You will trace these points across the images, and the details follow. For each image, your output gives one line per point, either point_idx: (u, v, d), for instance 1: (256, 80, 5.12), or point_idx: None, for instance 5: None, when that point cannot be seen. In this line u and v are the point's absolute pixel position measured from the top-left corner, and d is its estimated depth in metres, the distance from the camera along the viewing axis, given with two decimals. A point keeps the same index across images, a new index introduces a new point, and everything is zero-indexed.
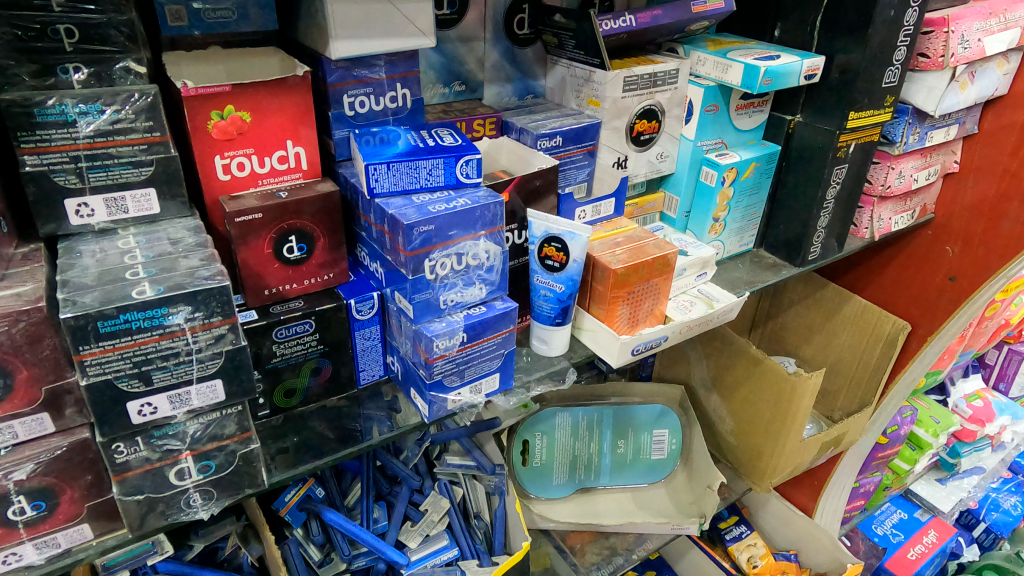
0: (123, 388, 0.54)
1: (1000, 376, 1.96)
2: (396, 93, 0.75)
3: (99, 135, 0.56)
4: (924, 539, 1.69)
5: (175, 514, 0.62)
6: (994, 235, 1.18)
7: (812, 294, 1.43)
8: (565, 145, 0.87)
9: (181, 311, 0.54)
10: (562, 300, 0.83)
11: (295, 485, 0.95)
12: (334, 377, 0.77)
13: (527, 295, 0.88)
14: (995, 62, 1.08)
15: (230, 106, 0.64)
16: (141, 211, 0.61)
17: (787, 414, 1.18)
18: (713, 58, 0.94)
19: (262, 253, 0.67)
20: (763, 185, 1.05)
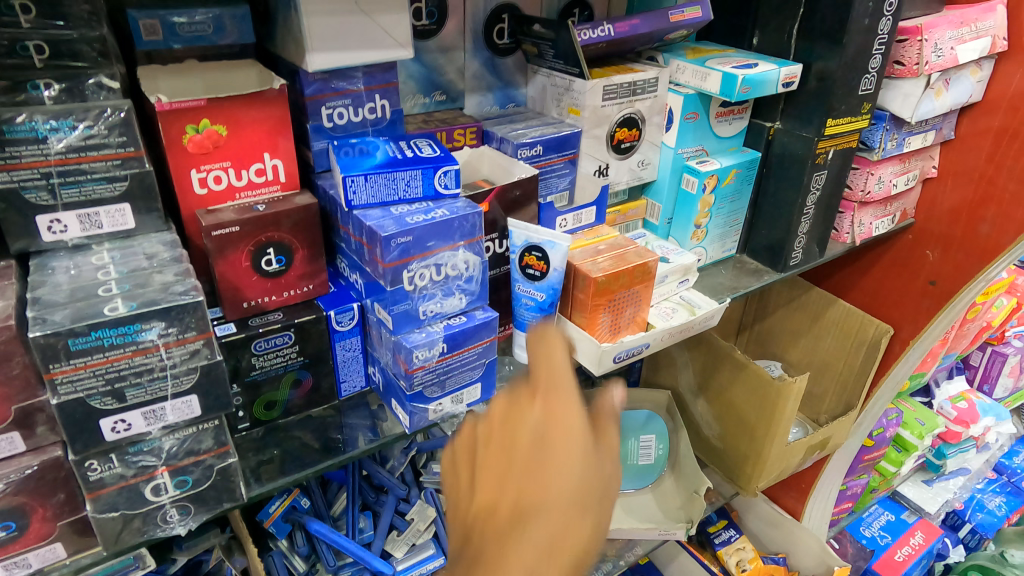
0: (96, 405, 0.53)
1: (984, 377, 1.98)
2: (374, 104, 0.75)
3: (71, 151, 0.56)
4: (911, 541, 1.71)
5: (151, 531, 0.62)
6: (973, 238, 1.20)
7: (797, 298, 1.43)
8: (546, 154, 0.87)
9: (155, 327, 0.53)
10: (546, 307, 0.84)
11: (279, 496, 0.94)
12: (315, 389, 0.76)
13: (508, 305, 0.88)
14: (969, 70, 1.10)
15: (206, 120, 0.64)
16: (115, 226, 0.61)
17: (773, 418, 1.19)
18: (692, 66, 0.94)
19: (239, 266, 0.67)
20: (744, 191, 1.06)
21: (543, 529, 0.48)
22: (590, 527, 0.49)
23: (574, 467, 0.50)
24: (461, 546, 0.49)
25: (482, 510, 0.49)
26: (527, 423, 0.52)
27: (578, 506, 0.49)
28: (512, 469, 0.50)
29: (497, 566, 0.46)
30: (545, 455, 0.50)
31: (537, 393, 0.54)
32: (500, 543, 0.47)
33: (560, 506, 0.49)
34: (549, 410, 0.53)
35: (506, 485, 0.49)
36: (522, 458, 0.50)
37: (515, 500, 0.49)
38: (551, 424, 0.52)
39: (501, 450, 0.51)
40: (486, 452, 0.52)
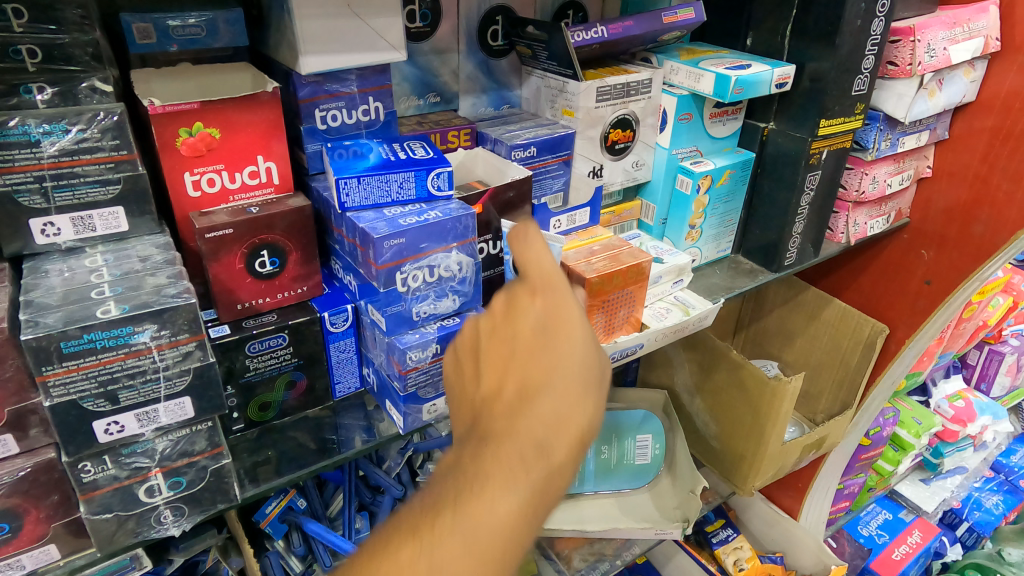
0: (89, 407, 0.54)
1: (982, 376, 1.98)
2: (368, 106, 0.76)
3: (64, 154, 0.56)
4: (908, 539, 1.71)
5: (145, 532, 0.62)
6: (967, 238, 1.20)
7: (793, 298, 1.44)
8: (540, 155, 0.87)
9: (147, 330, 0.54)
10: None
11: (276, 497, 0.94)
12: (310, 390, 0.77)
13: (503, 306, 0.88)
14: (962, 70, 1.11)
15: (199, 123, 0.64)
16: (109, 228, 0.61)
17: (768, 417, 1.20)
18: (686, 67, 0.95)
19: (233, 268, 0.67)
20: (738, 192, 1.06)
21: (548, 404, 0.48)
22: (593, 405, 0.50)
23: (574, 351, 0.51)
24: (470, 429, 0.50)
25: (491, 390, 0.51)
26: (527, 317, 0.53)
27: (579, 381, 0.50)
28: (517, 354, 0.51)
29: (506, 441, 0.47)
30: (547, 339, 0.51)
31: (534, 287, 0.54)
32: (508, 420, 0.48)
33: (565, 386, 0.49)
34: (546, 303, 0.53)
35: (511, 370, 0.51)
36: (524, 344, 0.52)
37: (519, 382, 0.50)
38: (551, 316, 0.52)
39: (504, 340, 0.53)
40: (491, 342, 0.54)
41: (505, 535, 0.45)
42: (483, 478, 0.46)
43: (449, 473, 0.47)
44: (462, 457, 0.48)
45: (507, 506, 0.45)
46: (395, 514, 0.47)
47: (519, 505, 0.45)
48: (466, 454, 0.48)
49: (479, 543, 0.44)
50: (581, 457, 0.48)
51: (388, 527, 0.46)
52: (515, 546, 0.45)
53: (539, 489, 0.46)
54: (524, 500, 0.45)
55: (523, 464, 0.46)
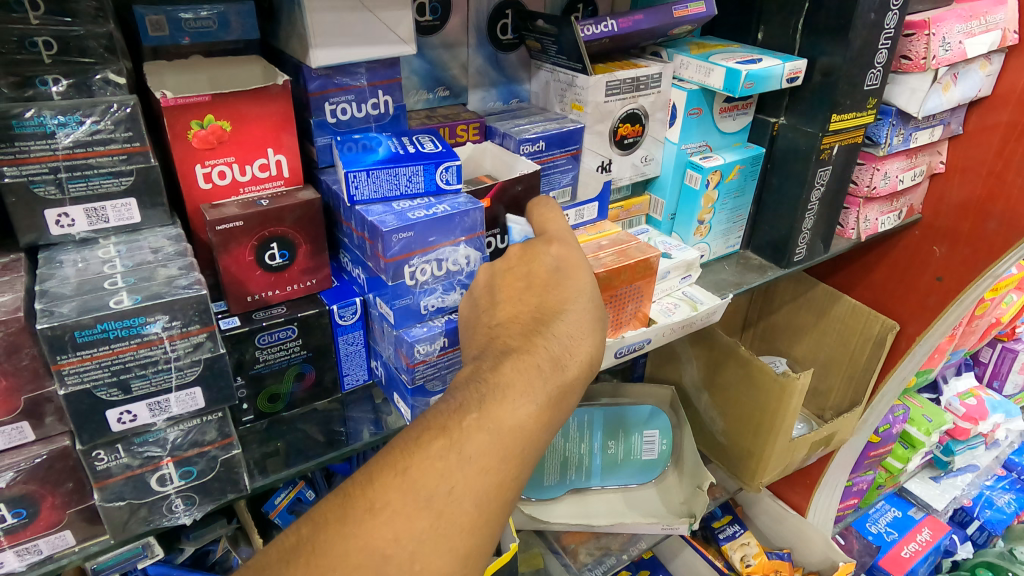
0: (102, 396, 0.55)
1: (994, 374, 1.96)
2: (377, 100, 0.76)
3: (78, 146, 0.57)
4: (917, 537, 1.70)
5: (157, 520, 0.63)
6: (980, 234, 1.19)
7: (802, 294, 1.43)
8: (548, 150, 0.87)
9: (159, 321, 0.54)
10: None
11: (284, 488, 0.95)
12: (318, 382, 0.78)
13: None
14: (978, 64, 1.09)
15: (211, 116, 0.65)
16: (121, 220, 0.62)
17: (775, 413, 1.19)
18: (695, 61, 0.94)
19: (243, 260, 0.68)
20: (748, 187, 1.06)
21: (561, 328, 0.59)
22: (596, 342, 0.61)
23: (583, 292, 0.63)
24: (491, 348, 0.58)
25: (509, 318, 0.62)
26: (545, 260, 0.65)
27: (588, 320, 0.61)
28: (531, 291, 0.63)
29: (526, 353, 0.55)
30: (559, 279, 0.63)
31: (550, 237, 0.67)
32: (528, 339, 0.57)
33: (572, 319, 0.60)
34: (560, 250, 0.66)
35: (527, 304, 0.62)
36: (539, 282, 0.63)
37: (535, 311, 0.61)
38: (565, 262, 0.65)
39: (521, 281, 0.65)
40: (509, 281, 0.65)
41: (526, 431, 0.52)
42: (507, 383, 0.53)
43: (473, 380, 0.53)
44: (485, 368, 0.55)
45: (528, 408, 0.52)
46: (421, 416, 0.51)
47: (539, 408, 0.52)
48: (488, 366, 0.55)
49: (503, 438, 0.50)
50: (587, 379, 0.57)
51: (416, 427, 0.51)
52: (532, 443, 0.52)
53: (556, 396, 0.54)
54: (544, 404, 0.53)
55: (542, 373, 0.54)
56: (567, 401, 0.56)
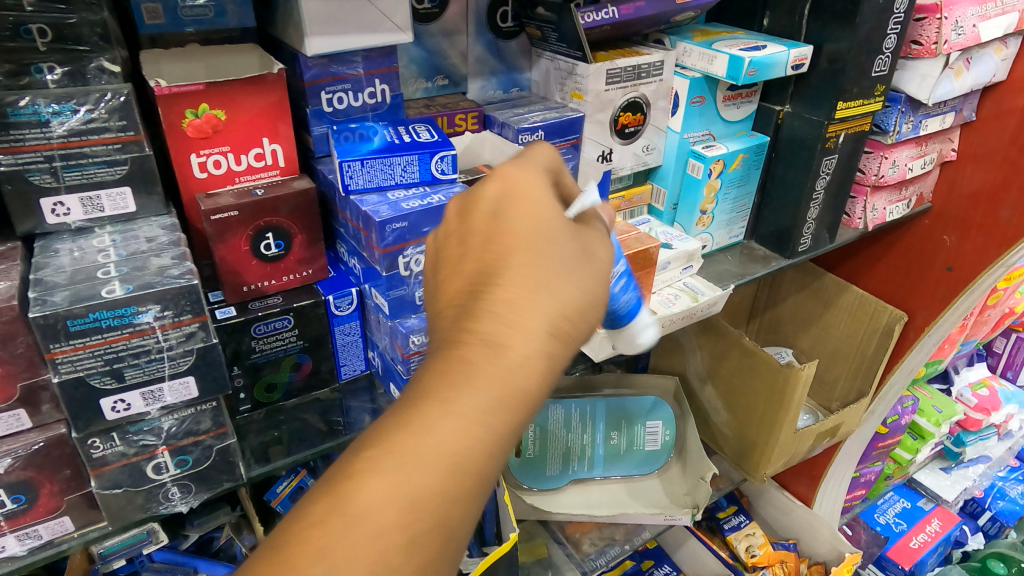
0: (96, 384, 0.55)
1: (1008, 364, 1.92)
2: (374, 89, 0.75)
3: (73, 134, 0.57)
4: (926, 528, 1.69)
5: (154, 507, 0.64)
6: (992, 223, 1.16)
7: (810, 285, 1.41)
8: (548, 139, 0.86)
9: (151, 310, 0.55)
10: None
11: (286, 476, 0.95)
12: (315, 372, 0.77)
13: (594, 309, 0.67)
14: (993, 48, 1.06)
15: (205, 105, 0.65)
16: (117, 209, 0.62)
17: (780, 404, 1.18)
18: (698, 49, 0.93)
19: (239, 250, 0.68)
20: (752, 176, 1.04)
21: (509, 292, 0.46)
22: (567, 290, 0.47)
23: (541, 233, 0.49)
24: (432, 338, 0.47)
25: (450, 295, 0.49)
26: (486, 199, 0.51)
27: (555, 267, 0.48)
28: (476, 249, 0.49)
29: (448, 352, 0.45)
30: (507, 221, 0.49)
31: (494, 174, 0.53)
32: (460, 324, 0.45)
33: (533, 273, 0.47)
34: (506, 183, 0.52)
35: (471, 271, 0.49)
36: (485, 235, 0.49)
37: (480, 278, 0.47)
38: (510, 197, 0.51)
39: (465, 238, 0.51)
40: (453, 241, 0.52)
41: (446, 456, 0.41)
42: (424, 393, 0.42)
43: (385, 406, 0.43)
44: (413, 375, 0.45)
45: (447, 423, 0.41)
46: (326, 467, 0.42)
47: (463, 423, 0.41)
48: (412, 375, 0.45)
49: (418, 485, 0.40)
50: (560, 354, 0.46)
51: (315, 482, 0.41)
52: (457, 474, 0.41)
53: (497, 394, 0.43)
54: (470, 414, 0.42)
55: (474, 373, 0.43)
56: (533, 390, 0.44)
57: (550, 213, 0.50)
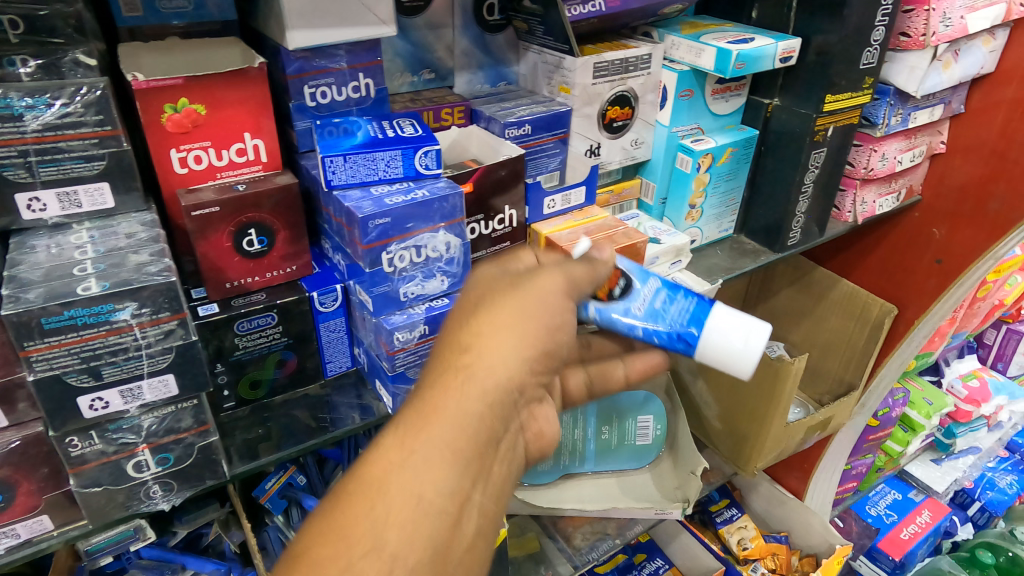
0: (73, 382, 0.54)
1: (999, 356, 1.92)
2: (358, 83, 0.75)
3: (47, 129, 0.56)
4: (917, 519, 1.70)
5: (135, 505, 0.63)
6: (982, 215, 1.16)
7: (802, 278, 1.41)
8: (535, 133, 0.86)
9: (128, 307, 0.54)
10: (658, 332, 0.67)
11: (275, 472, 0.94)
12: (300, 369, 0.78)
13: (665, 336, 0.67)
14: (981, 39, 1.06)
15: (185, 99, 0.64)
16: (95, 205, 0.61)
17: (771, 397, 1.18)
18: (686, 42, 0.92)
19: (221, 246, 0.67)
20: (741, 170, 1.04)
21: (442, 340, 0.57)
22: (486, 321, 0.56)
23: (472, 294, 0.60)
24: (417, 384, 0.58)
25: None
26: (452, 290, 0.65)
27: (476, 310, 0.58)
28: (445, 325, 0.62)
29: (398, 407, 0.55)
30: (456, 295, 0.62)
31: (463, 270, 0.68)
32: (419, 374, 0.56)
33: (464, 320, 0.58)
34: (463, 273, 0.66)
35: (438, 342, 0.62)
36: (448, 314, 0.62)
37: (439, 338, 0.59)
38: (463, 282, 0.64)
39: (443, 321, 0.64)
40: None
41: (378, 481, 0.48)
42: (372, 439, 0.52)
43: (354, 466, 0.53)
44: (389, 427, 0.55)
45: (383, 453, 0.50)
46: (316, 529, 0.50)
47: (396, 450, 0.49)
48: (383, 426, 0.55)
49: (352, 513, 0.47)
50: (484, 373, 0.54)
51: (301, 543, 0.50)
52: (395, 495, 0.48)
53: (426, 418, 0.51)
54: (399, 441, 0.50)
55: (403, 414, 0.52)
56: (467, 404, 0.52)
57: (481, 275, 0.62)
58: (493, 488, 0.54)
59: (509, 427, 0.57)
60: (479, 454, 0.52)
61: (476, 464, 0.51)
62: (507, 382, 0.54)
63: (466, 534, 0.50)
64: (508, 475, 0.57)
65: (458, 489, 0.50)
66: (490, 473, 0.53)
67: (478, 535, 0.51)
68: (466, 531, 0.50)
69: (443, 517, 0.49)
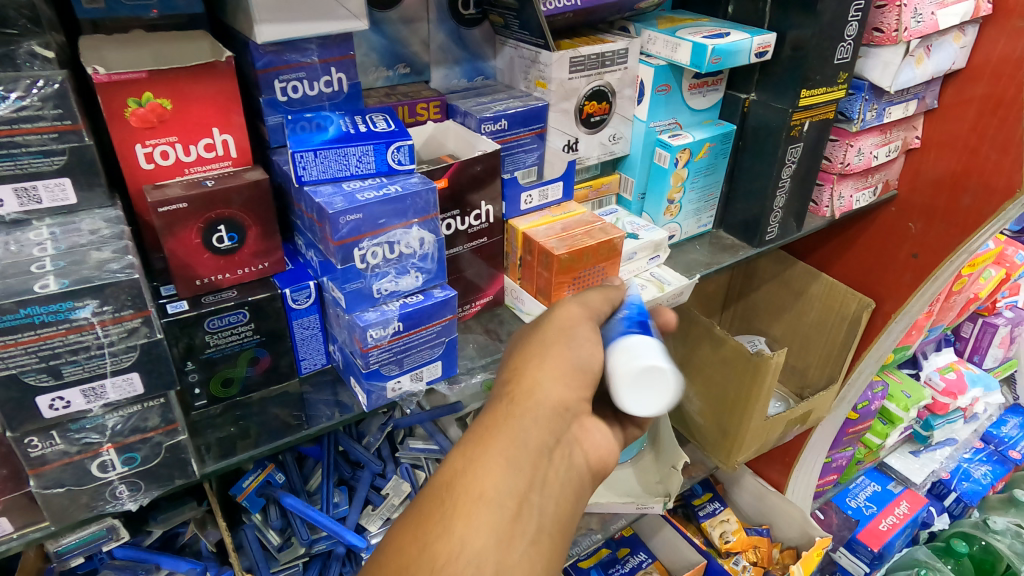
0: (32, 382, 0.54)
1: (975, 349, 1.94)
2: (330, 77, 0.74)
3: (3, 122, 0.54)
4: (896, 510, 1.72)
5: (100, 506, 0.62)
6: (955, 210, 1.18)
7: (782, 273, 1.42)
8: (511, 129, 0.85)
9: (89, 305, 0.53)
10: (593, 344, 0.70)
11: (253, 471, 0.92)
12: (274, 366, 0.76)
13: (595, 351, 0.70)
14: (952, 36, 1.07)
15: (149, 93, 0.63)
16: (56, 201, 0.60)
17: (752, 392, 1.19)
18: (663, 36, 0.92)
19: (190, 243, 0.66)
20: (719, 165, 1.04)
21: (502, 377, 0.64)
22: (536, 356, 0.63)
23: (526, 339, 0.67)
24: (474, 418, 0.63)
25: None
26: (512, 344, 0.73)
27: (529, 347, 0.65)
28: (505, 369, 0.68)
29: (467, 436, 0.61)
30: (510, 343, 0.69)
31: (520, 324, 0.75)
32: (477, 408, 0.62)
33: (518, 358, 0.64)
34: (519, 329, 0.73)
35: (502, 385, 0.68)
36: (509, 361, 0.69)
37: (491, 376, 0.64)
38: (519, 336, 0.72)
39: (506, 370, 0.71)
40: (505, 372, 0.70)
41: (446, 484, 0.54)
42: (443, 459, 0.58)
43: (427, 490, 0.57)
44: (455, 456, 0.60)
45: (450, 463, 0.55)
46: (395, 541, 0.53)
47: (461, 460, 0.55)
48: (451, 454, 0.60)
49: (424, 511, 0.52)
50: (535, 395, 0.60)
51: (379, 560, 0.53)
52: (460, 493, 0.53)
53: (487, 435, 0.57)
54: (464, 452, 0.56)
55: (469, 433, 0.58)
56: (521, 423, 0.58)
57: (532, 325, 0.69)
58: (557, 495, 0.56)
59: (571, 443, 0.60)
60: (537, 460, 0.56)
61: (534, 469, 0.55)
62: (553, 401, 0.60)
63: (532, 533, 0.53)
64: (578, 493, 0.59)
65: (519, 489, 0.54)
66: (552, 480, 0.56)
67: (544, 537, 0.53)
68: (532, 532, 0.53)
69: (506, 511, 0.52)
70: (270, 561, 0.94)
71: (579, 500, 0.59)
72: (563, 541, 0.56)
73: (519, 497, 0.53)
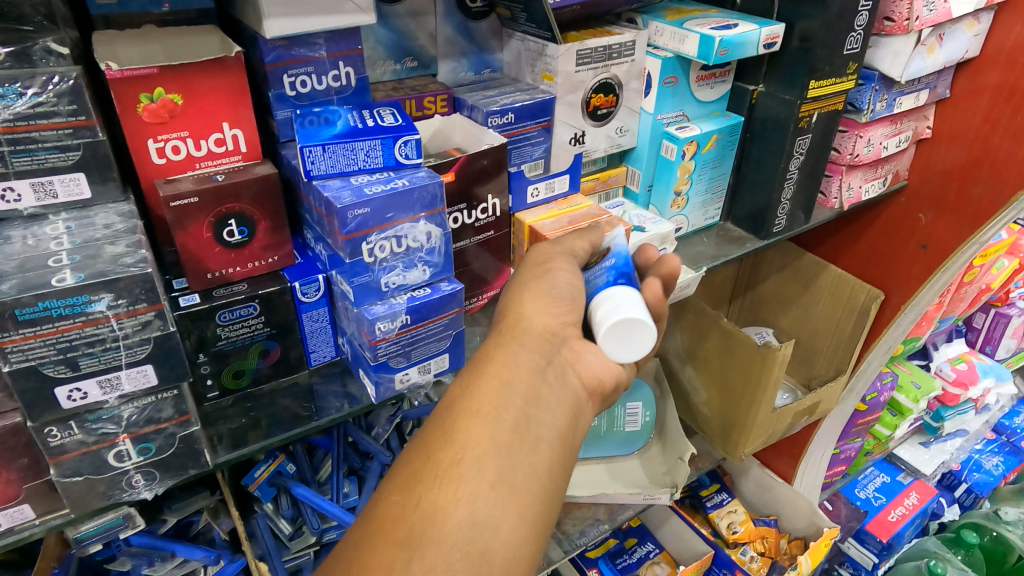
0: (50, 373, 0.55)
1: (987, 339, 1.93)
2: (339, 72, 0.74)
3: (19, 118, 0.55)
4: (905, 501, 1.72)
5: (117, 494, 0.64)
6: (966, 201, 1.17)
7: (791, 264, 1.41)
8: (518, 122, 0.85)
9: (104, 299, 0.55)
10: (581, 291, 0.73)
11: (264, 461, 0.94)
12: (284, 358, 0.77)
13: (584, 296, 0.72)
14: (965, 24, 1.06)
15: (160, 89, 0.64)
16: (71, 195, 0.61)
17: (758, 385, 1.19)
18: (670, 28, 0.91)
19: (201, 237, 0.67)
20: (726, 157, 1.04)
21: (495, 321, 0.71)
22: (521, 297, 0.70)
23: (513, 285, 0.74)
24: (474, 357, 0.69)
25: None
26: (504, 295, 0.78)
27: (516, 289, 0.71)
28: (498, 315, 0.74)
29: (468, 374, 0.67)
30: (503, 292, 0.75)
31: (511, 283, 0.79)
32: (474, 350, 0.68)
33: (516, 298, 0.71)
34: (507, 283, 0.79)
35: None
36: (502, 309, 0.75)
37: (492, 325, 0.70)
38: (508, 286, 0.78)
39: None
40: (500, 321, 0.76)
41: (446, 405, 0.60)
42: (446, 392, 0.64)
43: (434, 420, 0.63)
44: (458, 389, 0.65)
45: (450, 391, 0.61)
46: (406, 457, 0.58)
47: (459, 386, 0.61)
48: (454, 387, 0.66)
49: (429, 432, 0.58)
50: (521, 328, 0.67)
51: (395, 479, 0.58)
52: (458, 410, 0.58)
53: (481, 365, 0.63)
54: (461, 379, 0.62)
55: (467, 366, 0.64)
56: (512, 355, 0.64)
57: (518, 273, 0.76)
58: (553, 411, 0.61)
59: (562, 369, 0.65)
60: (528, 381, 0.62)
61: (527, 389, 0.61)
62: (540, 330, 0.67)
63: (530, 442, 0.58)
64: (573, 411, 0.63)
65: (513, 406, 0.59)
66: (545, 398, 0.61)
67: (544, 446, 0.58)
68: (530, 439, 0.58)
69: (502, 424, 0.57)
70: (282, 549, 0.96)
71: (576, 417, 0.63)
72: (564, 453, 0.60)
73: (515, 412, 0.59)
